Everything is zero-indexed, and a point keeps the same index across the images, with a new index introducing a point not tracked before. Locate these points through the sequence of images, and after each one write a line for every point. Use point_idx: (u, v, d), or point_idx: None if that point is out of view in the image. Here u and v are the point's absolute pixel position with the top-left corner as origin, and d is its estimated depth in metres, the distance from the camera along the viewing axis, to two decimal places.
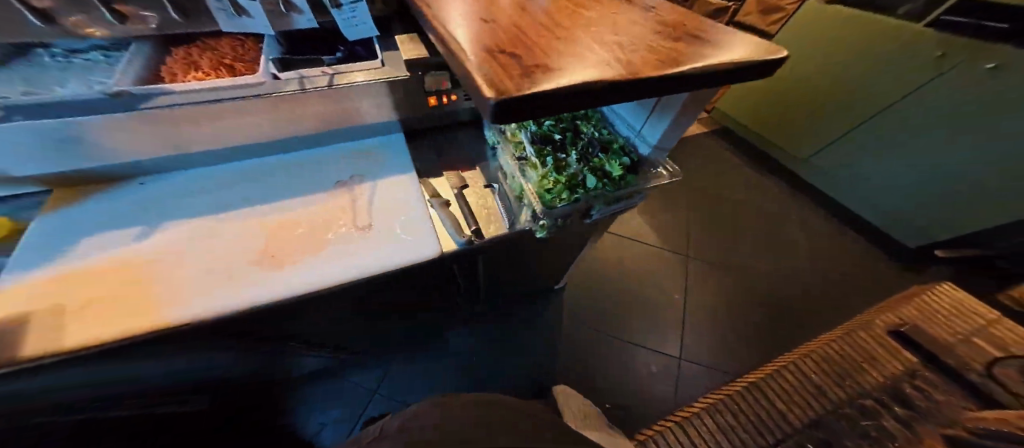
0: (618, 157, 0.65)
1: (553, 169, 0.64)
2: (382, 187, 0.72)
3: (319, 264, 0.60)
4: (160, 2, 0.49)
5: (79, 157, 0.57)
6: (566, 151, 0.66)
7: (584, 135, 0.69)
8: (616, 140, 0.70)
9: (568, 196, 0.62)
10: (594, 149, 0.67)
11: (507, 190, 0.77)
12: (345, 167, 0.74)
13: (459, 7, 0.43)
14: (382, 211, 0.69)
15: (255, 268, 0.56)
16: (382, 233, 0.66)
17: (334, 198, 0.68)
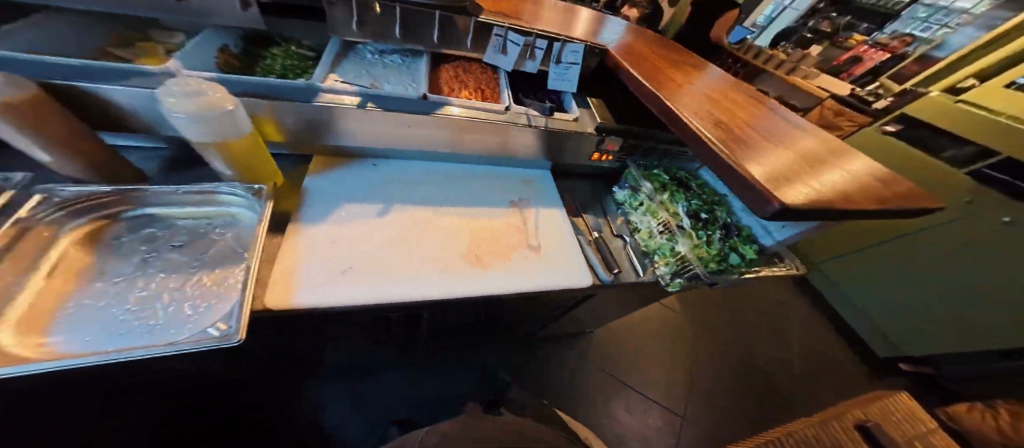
0: (748, 243, 0.82)
1: (706, 242, 0.77)
2: (542, 214, 0.82)
3: (505, 270, 0.68)
4: (462, 35, 0.73)
5: (344, 136, 0.71)
6: (712, 230, 0.81)
7: (722, 219, 0.85)
8: (747, 231, 0.86)
9: (718, 266, 0.74)
10: (730, 232, 0.83)
11: (634, 245, 0.83)
12: (512, 192, 0.85)
13: (691, 114, 0.59)
14: (547, 235, 0.78)
15: (464, 265, 0.65)
16: (548, 254, 0.74)
17: (511, 216, 0.79)
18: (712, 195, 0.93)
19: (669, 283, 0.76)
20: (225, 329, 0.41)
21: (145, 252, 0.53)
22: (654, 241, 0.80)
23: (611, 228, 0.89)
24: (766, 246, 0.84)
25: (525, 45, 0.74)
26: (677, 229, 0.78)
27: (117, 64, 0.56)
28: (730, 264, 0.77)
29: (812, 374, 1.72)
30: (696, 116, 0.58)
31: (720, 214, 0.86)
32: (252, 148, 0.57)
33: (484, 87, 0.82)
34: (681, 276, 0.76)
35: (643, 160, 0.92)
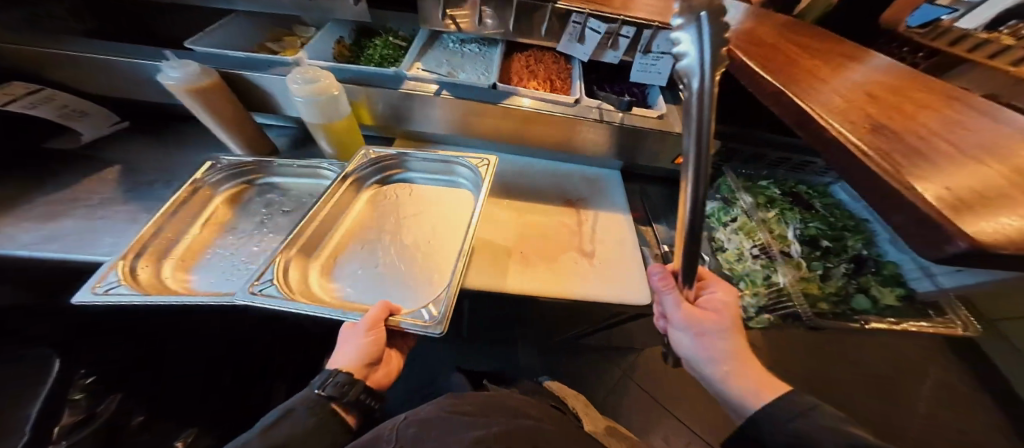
0: (889, 286, 0.63)
1: (819, 276, 0.63)
2: (602, 217, 0.76)
3: (553, 270, 0.65)
4: (539, 20, 0.69)
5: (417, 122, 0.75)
6: (833, 262, 0.65)
7: (854, 250, 0.67)
8: (889, 270, 0.65)
9: (830, 309, 0.60)
10: (864, 268, 0.65)
11: (715, 267, 0.71)
12: (573, 189, 0.81)
13: (844, 113, 0.41)
14: (604, 243, 0.71)
15: (512, 258, 0.65)
16: (603, 262, 0.68)
17: (564, 216, 0.75)
18: (846, 219, 0.72)
19: (753, 319, 0.64)
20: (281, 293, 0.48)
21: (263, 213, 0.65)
22: (743, 265, 0.67)
23: (685, 244, 0.76)
24: (915, 292, 0.63)
25: (608, 33, 0.66)
26: (779, 255, 0.65)
27: (263, 56, 0.70)
28: (851, 310, 0.61)
29: None
30: (844, 118, 0.40)
31: (851, 244, 0.68)
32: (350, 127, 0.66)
33: (555, 76, 0.78)
34: (772, 312, 0.63)
35: (746, 167, 0.77)
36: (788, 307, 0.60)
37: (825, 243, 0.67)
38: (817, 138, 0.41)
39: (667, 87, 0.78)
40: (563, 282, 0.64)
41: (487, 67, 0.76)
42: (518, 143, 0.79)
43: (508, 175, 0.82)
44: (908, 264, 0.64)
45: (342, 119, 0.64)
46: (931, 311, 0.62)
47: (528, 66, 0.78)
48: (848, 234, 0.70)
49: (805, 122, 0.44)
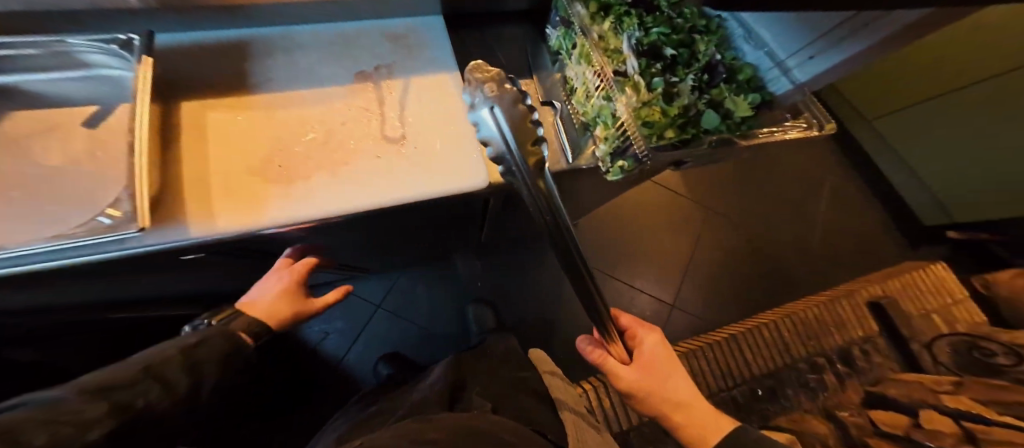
0: (743, 93, 0.50)
1: (662, 95, 0.48)
2: (415, 86, 0.53)
3: (331, 174, 0.44)
4: None
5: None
6: (680, 74, 0.49)
7: (703, 55, 0.51)
8: (748, 74, 0.51)
9: (675, 137, 0.49)
10: (715, 76, 0.51)
11: (571, 115, 0.58)
12: (369, 53, 0.54)
13: None
14: (419, 118, 0.50)
15: (251, 176, 0.42)
16: (416, 146, 0.48)
17: (358, 94, 0.51)
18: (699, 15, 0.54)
19: (609, 171, 0.53)
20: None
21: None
22: (591, 106, 0.54)
23: (538, 94, 0.62)
24: (776, 97, 0.50)
25: None
26: (613, 80, 0.48)
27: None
28: (699, 130, 0.50)
29: (825, 252, 1.65)
30: None
31: (701, 48, 0.52)
32: None
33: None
34: (623, 156, 0.51)
35: None
36: (630, 145, 0.48)
37: (671, 51, 0.50)
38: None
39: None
40: (347, 187, 0.44)
41: None
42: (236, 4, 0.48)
43: (259, 53, 0.52)
44: (766, 63, 0.49)
45: None
46: (789, 115, 0.55)
47: None
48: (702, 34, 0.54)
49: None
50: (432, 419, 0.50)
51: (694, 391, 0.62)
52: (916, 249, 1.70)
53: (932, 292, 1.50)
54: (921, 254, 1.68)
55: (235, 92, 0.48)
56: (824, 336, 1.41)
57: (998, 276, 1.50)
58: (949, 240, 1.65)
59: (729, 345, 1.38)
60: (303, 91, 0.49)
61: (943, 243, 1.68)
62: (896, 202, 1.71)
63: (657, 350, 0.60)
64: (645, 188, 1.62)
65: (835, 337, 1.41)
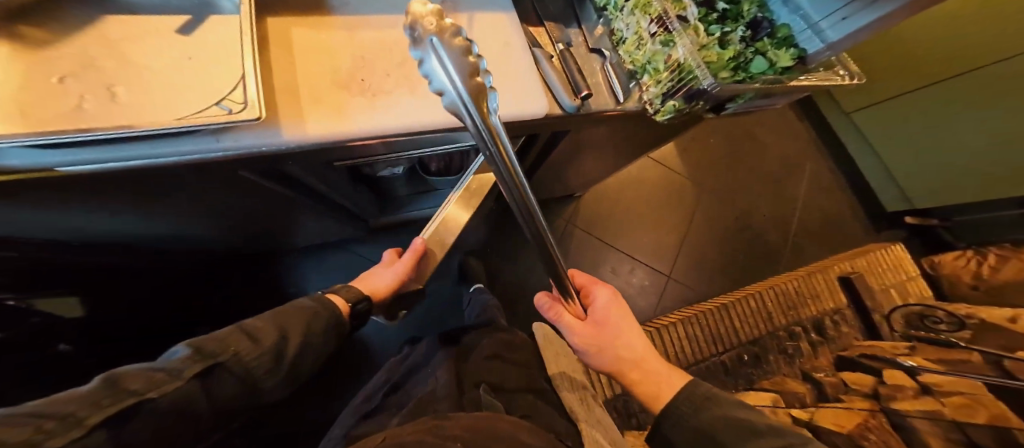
0: (782, 47, 0.56)
1: (719, 41, 0.53)
2: (478, 22, 0.55)
3: (418, 94, 0.46)
4: None
5: None
6: (731, 24, 0.55)
7: (748, 11, 0.57)
8: (787, 33, 0.56)
9: (731, 77, 0.54)
10: (757, 33, 0.57)
11: (619, 63, 0.62)
12: None
13: None
14: (485, 50, 0.53)
15: (347, 90, 0.44)
16: (491, 76, 0.51)
17: None
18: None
19: (660, 111, 0.60)
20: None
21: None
22: (643, 53, 0.57)
23: (587, 41, 0.65)
24: (807, 54, 0.57)
25: None
26: (676, 23, 0.52)
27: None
28: (749, 75, 0.56)
29: (802, 231, 1.79)
30: None
31: (747, 6, 0.57)
32: None
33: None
34: (676, 97, 0.56)
35: None
36: (687, 86, 0.54)
37: (722, 5, 0.56)
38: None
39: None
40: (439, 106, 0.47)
41: None
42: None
43: None
44: (800, 25, 0.55)
45: None
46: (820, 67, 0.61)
47: None
48: None
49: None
50: (452, 418, 0.56)
51: (641, 347, 0.64)
52: (879, 232, 1.86)
53: (891, 269, 1.61)
54: (882, 235, 1.85)
55: (312, 11, 0.47)
56: (800, 308, 1.49)
57: (967, 255, 1.60)
58: (903, 225, 1.84)
59: (717, 315, 1.43)
60: (381, 16, 0.50)
61: (898, 227, 1.86)
62: (864, 188, 1.88)
63: (610, 312, 0.62)
64: (645, 166, 1.69)
65: (808, 309, 1.50)
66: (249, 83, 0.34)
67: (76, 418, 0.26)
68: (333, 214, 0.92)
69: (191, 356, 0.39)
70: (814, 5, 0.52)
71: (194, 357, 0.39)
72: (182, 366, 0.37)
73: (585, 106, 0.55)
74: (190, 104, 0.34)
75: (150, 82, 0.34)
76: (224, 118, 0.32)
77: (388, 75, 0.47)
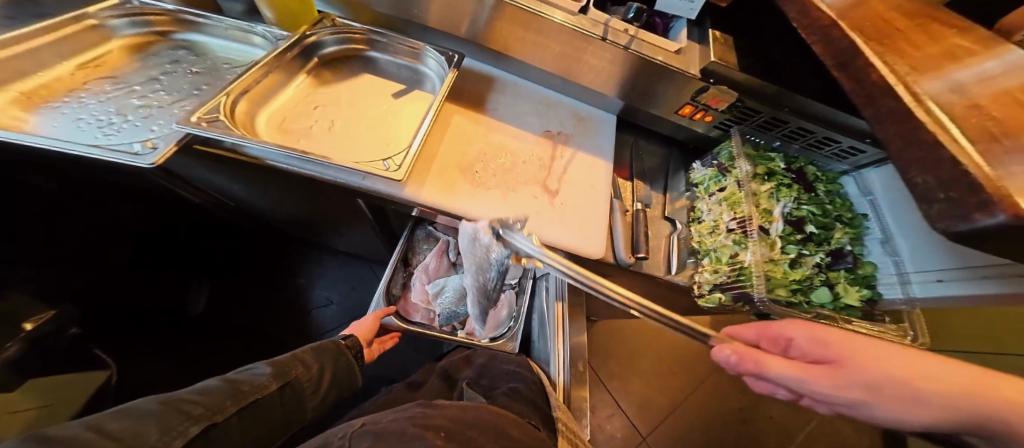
0: (857, 286, 0.55)
1: (791, 260, 0.55)
2: (579, 157, 0.67)
3: (514, 197, 0.58)
4: None
5: None
6: (813, 250, 0.56)
7: (840, 242, 0.58)
8: (867, 272, 0.57)
9: (787, 297, 0.53)
10: (841, 261, 0.57)
11: (687, 238, 0.66)
12: (561, 125, 0.70)
13: (889, 57, 0.33)
14: (575, 185, 0.63)
15: (466, 175, 0.58)
16: (568, 207, 0.61)
17: (541, 150, 0.65)
18: (844, 208, 0.64)
19: (705, 296, 0.60)
20: (143, 149, 0.46)
21: (167, 70, 0.60)
22: (712, 239, 0.61)
23: (664, 208, 0.71)
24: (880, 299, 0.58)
25: None
26: (755, 231, 0.56)
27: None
28: (808, 301, 0.54)
29: None
30: (902, 63, 0.33)
31: (838, 235, 0.58)
32: None
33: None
34: (724, 291, 0.58)
35: (757, 134, 0.67)
36: (742, 289, 0.55)
37: (810, 227, 0.57)
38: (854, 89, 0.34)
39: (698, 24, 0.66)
40: (523, 213, 0.57)
41: None
42: (489, 49, 0.68)
43: (499, 91, 0.70)
44: (889, 268, 0.60)
45: None
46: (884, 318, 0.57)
47: None
48: (843, 217, 0.63)
49: (849, 60, 0.35)
50: (434, 406, 0.45)
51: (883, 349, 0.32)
52: None
53: None
54: None
55: (475, 111, 0.66)
56: None
57: None
58: None
59: None
60: (516, 131, 0.66)
61: None
62: None
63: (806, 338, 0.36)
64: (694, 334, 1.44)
65: None
66: (409, 153, 0.50)
67: (174, 433, 0.38)
68: (374, 237, 0.94)
69: (270, 375, 0.53)
70: (912, 258, 0.57)
71: (272, 377, 0.53)
72: (263, 381, 0.52)
73: (635, 266, 0.62)
74: (360, 159, 0.54)
75: (344, 137, 0.56)
76: (382, 173, 0.47)
77: (499, 171, 0.60)
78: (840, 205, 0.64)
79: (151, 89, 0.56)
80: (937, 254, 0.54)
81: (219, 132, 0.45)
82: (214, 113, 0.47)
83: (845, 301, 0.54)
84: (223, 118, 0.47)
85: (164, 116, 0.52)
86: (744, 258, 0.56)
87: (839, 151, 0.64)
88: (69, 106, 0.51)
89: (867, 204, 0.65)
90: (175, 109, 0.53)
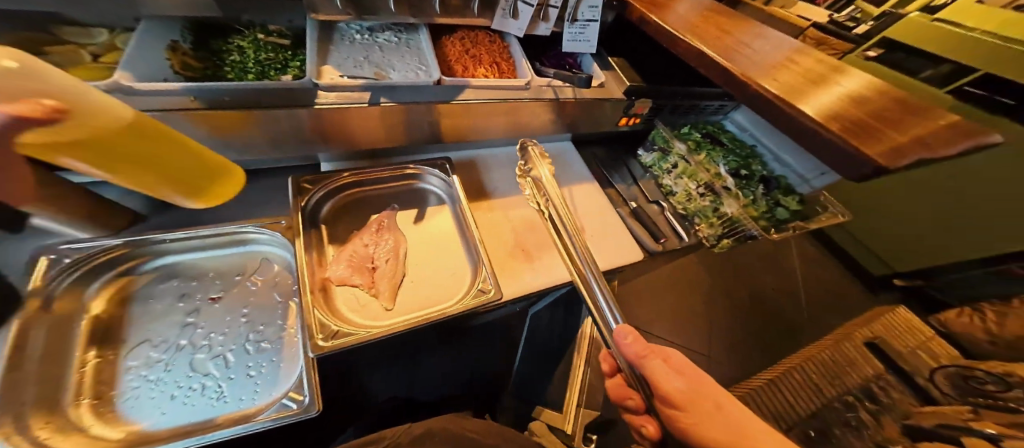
0: (788, 194, 0.86)
1: (751, 198, 0.82)
2: (573, 191, 0.80)
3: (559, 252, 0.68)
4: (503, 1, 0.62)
5: (283, 142, 0.57)
6: (754, 184, 0.85)
7: (760, 171, 0.89)
8: (784, 182, 0.89)
9: (767, 223, 0.78)
10: (771, 184, 0.88)
11: (672, 209, 0.86)
12: (542, 173, 0.81)
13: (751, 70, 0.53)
14: (588, 216, 0.77)
15: (518, 257, 0.62)
16: (596, 237, 0.74)
17: (548, 201, 0.76)
18: (744, 146, 0.96)
19: (719, 247, 0.81)
20: (301, 401, 0.43)
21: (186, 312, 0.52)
22: (694, 204, 0.83)
23: (646, 195, 0.89)
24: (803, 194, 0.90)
25: (538, 6, 0.63)
26: (721, 189, 0.81)
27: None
28: (778, 219, 0.81)
29: None
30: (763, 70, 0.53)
31: (757, 167, 0.90)
32: None
33: (500, 58, 0.71)
34: (730, 237, 0.80)
35: (671, 118, 0.90)
36: (743, 228, 0.77)
37: (745, 171, 0.86)
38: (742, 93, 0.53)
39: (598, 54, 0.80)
40: None
41: (365, 72, 0.60)
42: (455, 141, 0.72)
43: (485, 168, 0.76)
44: (792, 174, 0.92)
45: None
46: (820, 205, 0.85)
47: (454, 51, 0.69)
48: (752, 157, 0.94)
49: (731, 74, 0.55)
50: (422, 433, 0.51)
51: (780, 443, 0.35)
52: None
53: None
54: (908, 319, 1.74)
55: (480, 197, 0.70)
56: None
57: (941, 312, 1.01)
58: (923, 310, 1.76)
59: None
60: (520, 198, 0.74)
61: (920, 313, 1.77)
62: None
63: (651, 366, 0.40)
64: None
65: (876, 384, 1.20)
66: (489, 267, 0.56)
67: None
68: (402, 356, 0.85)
69: None
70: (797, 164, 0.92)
71: None
72: None
73: (661, 247, 0.78)
74: (439, 294, 0.55)
75: (409, 278, 0.56)
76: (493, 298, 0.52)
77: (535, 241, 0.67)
78: (741, 145, 0.96)
79: (205, 335, 0.50)
80: (806, 161, 0.90)
81: (352, 340, 0.44)
82: (327, 327, 0.44)
83: (793, 206, 0.84)
84: (339, 327, 0.45)
85: (270, 355, 0.50)
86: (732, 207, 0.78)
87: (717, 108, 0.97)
88: (140, 401, 0.44)
89: (751, 136, 1.01)
90: (259, 346, 0.51)
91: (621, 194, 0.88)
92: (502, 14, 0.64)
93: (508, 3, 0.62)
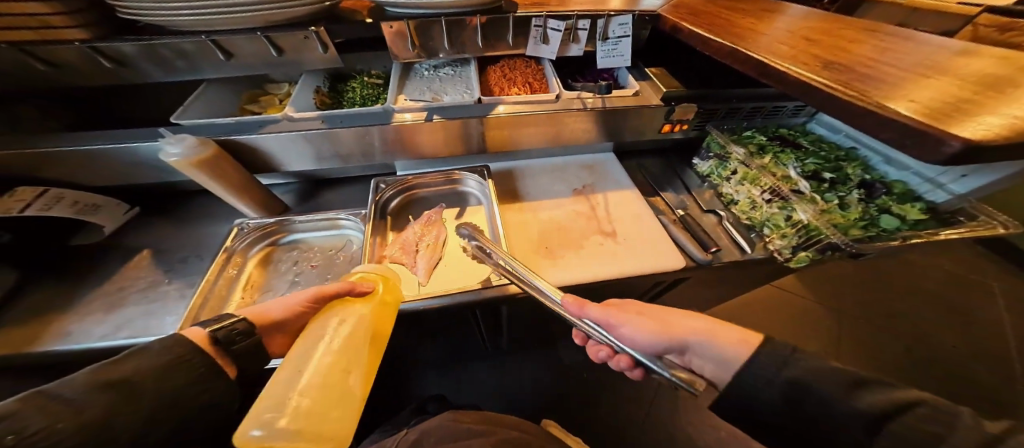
0: (904, 202, 0.68)
1: (838, 206, 0.68)
2: (609, 197, 0.81)
3: (587, 253, 0.69)
4: (534, 30, 0.72)
5: (366, 152, 0.75)
6: (842, 190, 0.71)
7: (853, 177, 0.74)
8: (896, 190, 0.71)
9: (864, 233, 0.63)
10: (875, 191, 0.72)
11: (733, 219, 0.77)
12: (580, 180, 0.84)
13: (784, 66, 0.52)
14: (623, 221, 0.76)
15: (542, 252, 0.67)
16: (630, 241, 0.72)
17: (582, 206, 0.78)
18: (834, 149, 0.82)
19: (794, 259, 0.67)
20: None
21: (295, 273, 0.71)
22: (760, 212, 0.73)
23: (698, 204, 0.83)
24: (937, 204, 0.69)
25: (567, 30, 0.72)
26: (790, 195, 0.70)
27: (251, 118, 0.70)
28: (884, 229, 0.64)
29: None
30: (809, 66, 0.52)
31: (851, 172, 0.75)
32: (221, 162, 0.62)
33: (535, 79, 0.81)
34: (808, 249, 0.65)
35: (727, 123, 0.84)
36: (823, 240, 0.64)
37: (827, 176, 0.74)
38: (786, 83, 0.52)
39: (635, 67, 0.84)
40: (612, 258, 0.69)
41: (423, 97, 0.76)
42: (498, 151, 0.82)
43: (524, 176, 0.84)
44: (915, 178, 0.72)
45: (208, 149, 0.60)
46: (961, 218, 0.65)
47: (498, 74, 0.81)
48: (845, 161, 0.78)
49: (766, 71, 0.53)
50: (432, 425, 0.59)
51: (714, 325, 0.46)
52: None
53: None
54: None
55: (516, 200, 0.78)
56: None
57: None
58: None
59: None
60: (552, 202, 0.78)
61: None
62: None
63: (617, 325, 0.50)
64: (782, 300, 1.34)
65: None
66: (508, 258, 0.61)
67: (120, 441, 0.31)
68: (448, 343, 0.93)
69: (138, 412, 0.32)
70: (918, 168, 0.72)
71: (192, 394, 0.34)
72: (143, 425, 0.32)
73: (714, 259, 0.70)
74: (467, 279, 0.62)
75: (444, 264, 0.65)
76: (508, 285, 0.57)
77: (563, 241, 0.71)
78: (826, 148, 0.82)
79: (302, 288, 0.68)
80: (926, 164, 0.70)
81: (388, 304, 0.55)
82: None
83: (908, 216, 0.66)
84: None
85: None
86: (806, 215, 0.66)
87: (793, 111, 0.86)
88: None
89: (846, 138, 0.85)
90: None
91: (670, 203, 0.84)
92: (535, 42, 0.75)
93: (539, 32, 0.73)
